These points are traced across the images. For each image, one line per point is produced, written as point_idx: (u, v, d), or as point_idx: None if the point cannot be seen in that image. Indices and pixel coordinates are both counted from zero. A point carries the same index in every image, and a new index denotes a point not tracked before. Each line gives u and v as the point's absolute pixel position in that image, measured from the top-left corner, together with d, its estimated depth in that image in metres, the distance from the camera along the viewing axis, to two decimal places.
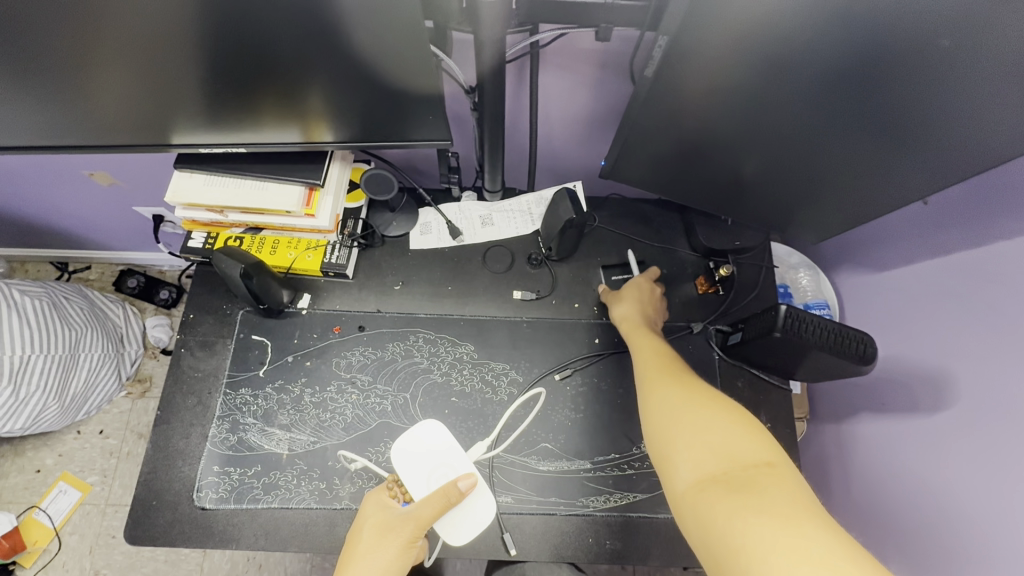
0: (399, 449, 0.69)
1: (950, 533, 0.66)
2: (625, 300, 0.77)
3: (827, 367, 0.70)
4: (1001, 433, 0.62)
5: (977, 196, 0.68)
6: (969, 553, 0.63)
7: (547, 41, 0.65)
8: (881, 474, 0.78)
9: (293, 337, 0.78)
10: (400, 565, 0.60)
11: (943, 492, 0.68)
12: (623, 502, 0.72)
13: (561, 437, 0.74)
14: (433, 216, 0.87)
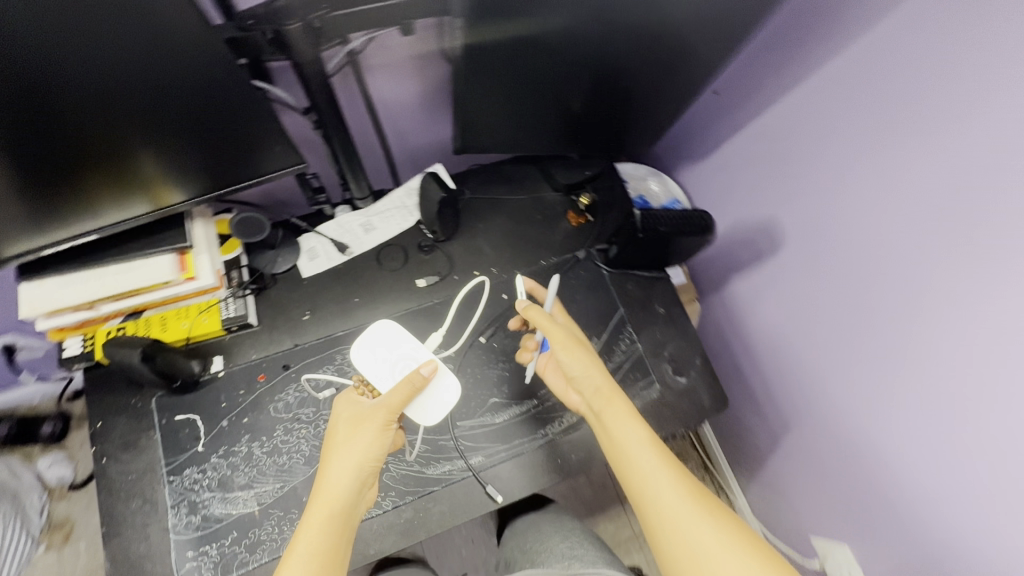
0: (358, 349, 0.72)
1: (801, 335, 0.87)
2: (581, 360, 0.71)
3: (685, 247, 0.85)
4: (801, 251, 0.83)
5: (743, 78, 0.85)
6: (813, 342, 0.85)
7: (360, 47, 0.70)
8: (753, 314, 0.99)
9: (220, 401, 0.77)
10: (379, 451, 0.65)
11: (787, 308, 0.89)
12: (575, 418, 0.82)
13: (505, 387, 0.82)
14: (315, 239, 0.88)
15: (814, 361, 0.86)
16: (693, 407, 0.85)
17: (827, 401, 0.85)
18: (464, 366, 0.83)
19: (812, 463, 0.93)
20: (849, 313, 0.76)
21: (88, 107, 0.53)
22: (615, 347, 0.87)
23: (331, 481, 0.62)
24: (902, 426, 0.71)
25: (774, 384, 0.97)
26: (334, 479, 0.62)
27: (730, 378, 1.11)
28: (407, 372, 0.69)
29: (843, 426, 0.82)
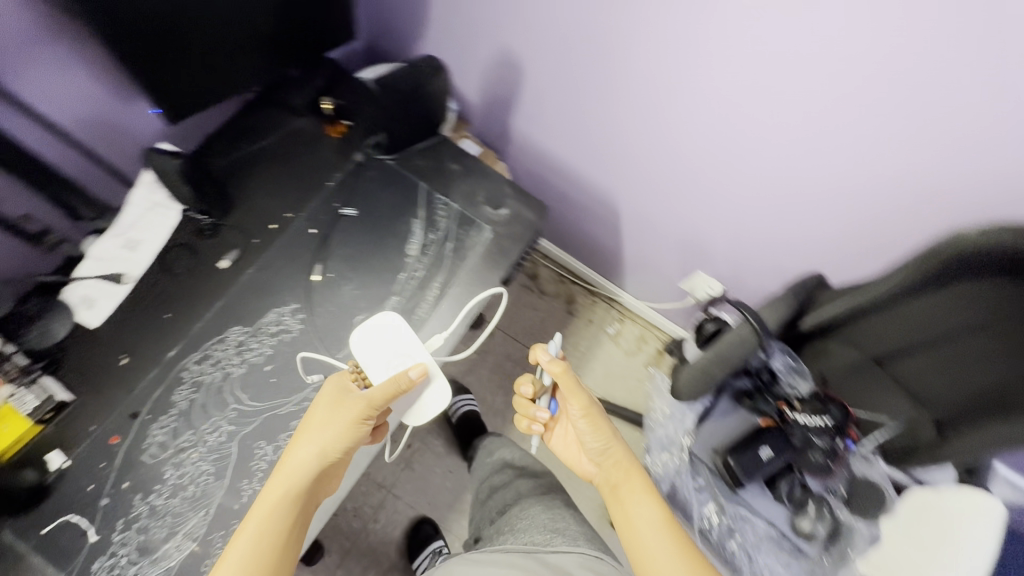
0: (357, 340, 0.80)
1: (568, 126, 1.21)
2: (608, 433, 0.94)
3: (433, 94, 0.96)
4: (531, 70, 1.14)
5: None
6: (576, 124, 1.19)
7: None
8: (536, 135, 1.29)
9: (85, 486, 0.70)
10: (339, 444, 0.71)
11: (549, 114, 1.21)
12: (437, 289, 0.88)
13: (361, 302, 0.85)
14: (81, 288, 0.77)
15: (585, 137, 1.21)
16: (524, 225, 0.94)
17: (608, 156, 1.22)
18: (315, 307, 0.83)
19: (628, 202, 1.32)
20: (581, 83, 1.09)
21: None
22: (435, 218, 0.92)
23: (290, 468, 0.69)
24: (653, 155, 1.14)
25: (578, 171, 1.32)
26: (297, 458, 0.69)
27: (553, 188, 1.43)
28: (399, 369, 0.78)
29: (624, 162, 1.21)
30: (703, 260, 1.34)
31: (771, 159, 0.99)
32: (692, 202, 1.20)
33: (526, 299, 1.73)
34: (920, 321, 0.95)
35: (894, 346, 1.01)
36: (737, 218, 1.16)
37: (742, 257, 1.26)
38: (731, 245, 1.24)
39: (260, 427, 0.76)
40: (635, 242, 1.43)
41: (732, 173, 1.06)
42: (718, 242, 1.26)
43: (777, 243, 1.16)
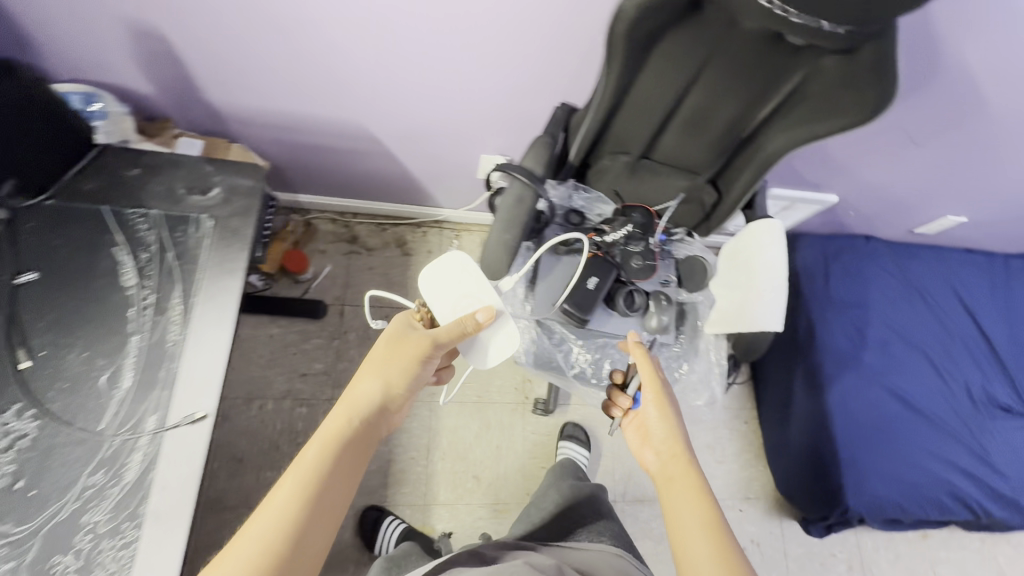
0: (426, 277, 0.96)
1: (272, 75, 1.11)
2: (672, 416, 0.98)
3: (44, 108, 0.90)
4: (189, 33, 1.01)
5: None
6: (277, 70, 1.10)
7: None
8: (246, 102, 1.18)
9: None
10: (400, 381, 0.86)
11: (245, 73, 1.10)
12: (171, 307, 0.92)
13: (95, 362, 0.87)
14: None
15: (297, 79, 1.13)
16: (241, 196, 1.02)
17: (332, 88, 1.15)
18: (47, 396, 0.85)
19: (380, 128, 1.27)
20: (249, 23, 0.99)
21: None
22: (141, 237, 0.96)
23: (353, 402, 0.84)
24: (335, 50, 1.05)
25: (314, 118, 1.24)
26: (358, 391, 0.85)
27: (299, 141, 1.32)
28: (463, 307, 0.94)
29: (349, 87, 1.15)
30: (471, 134, 1.29)
31: (462, 22, 0.99)
32: (410, 79, 1.13)
33: (357, 263, 1.64)
34: (652, 107, 1.02)
35: (649, 139, 1.09)
36: (456, 73, 1.11)
37: (495, 113, 1.22)
38: (476, 106, 1.20)
39: (40, 543, 0.77)
40: (406, 153, 1.36)
41: (437, 56, 1.07)
42: (465, 109, 1.21)
43: (506, 79, 1.12)
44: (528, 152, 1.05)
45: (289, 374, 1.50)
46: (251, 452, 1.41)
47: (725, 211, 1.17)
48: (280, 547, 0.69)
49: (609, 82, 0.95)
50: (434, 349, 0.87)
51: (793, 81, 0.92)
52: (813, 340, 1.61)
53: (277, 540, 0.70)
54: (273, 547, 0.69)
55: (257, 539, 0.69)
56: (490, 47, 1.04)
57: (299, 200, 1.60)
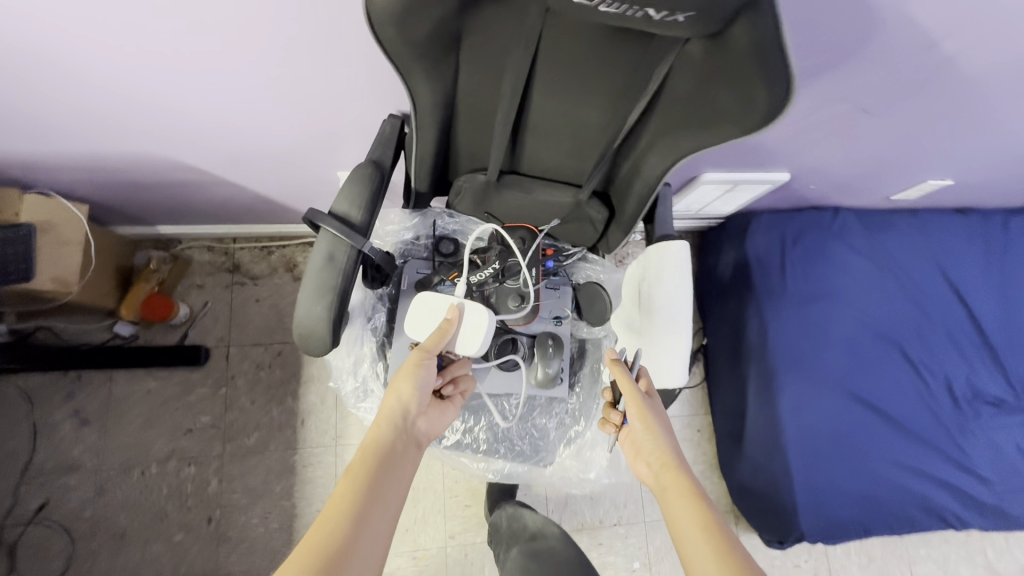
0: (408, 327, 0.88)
1: (29, 112, 0.88)
2: (660, 431, 0.77)
3: None
4: None
5: None
6: (32, 107, 0.87)
7: None
8: (17, 145, 0.96)
9: None
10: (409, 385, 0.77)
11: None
12: None
13: None
14: None
15: (63, 113, 0.90)
16: None
17: (115, 119, 0.92)
18: None
19: (199, 155, 1.04)
20: None
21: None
22: None
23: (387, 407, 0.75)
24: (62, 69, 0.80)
25: (112, 153, 1.01)
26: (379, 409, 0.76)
27: (111, 179, 1.09)
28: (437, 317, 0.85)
29: (136, 116, 0.92)
30: (303, 146, 1.03)
31: (230, 24, 0.74)
32: (183, 91, 0.87)
33: (241, 295, 1.44)
34: (493, 112, 0.78)
35: (505, 151, 0.85)
36: (235, 77, 0.85)
37: (316, 119, 0.96)
38: (287, 112, 0.94)
39: None
40: (241, 174, 1.11)
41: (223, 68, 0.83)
42: (277, 118, 0.95)
43: (300, 75, 0.85)
44: (341, 189, 0.81)
45: (172, 432, 1.36)
46: (133, 524, 1.31)
47: (619, 233, 0.94)
48: (335, 549, 0.61)
49: (418, 91, 0.71)
50: (427, 355, 0.78)
51: (659, 78, 0.68)
52: (766, 343, 1.39)
53: (334, 540, 0.61)
54: (330, 548, 0.60)
55: (312, 537, 0.61)
56: (251, 39, 0.77)
57: (162, 228, 1.39)
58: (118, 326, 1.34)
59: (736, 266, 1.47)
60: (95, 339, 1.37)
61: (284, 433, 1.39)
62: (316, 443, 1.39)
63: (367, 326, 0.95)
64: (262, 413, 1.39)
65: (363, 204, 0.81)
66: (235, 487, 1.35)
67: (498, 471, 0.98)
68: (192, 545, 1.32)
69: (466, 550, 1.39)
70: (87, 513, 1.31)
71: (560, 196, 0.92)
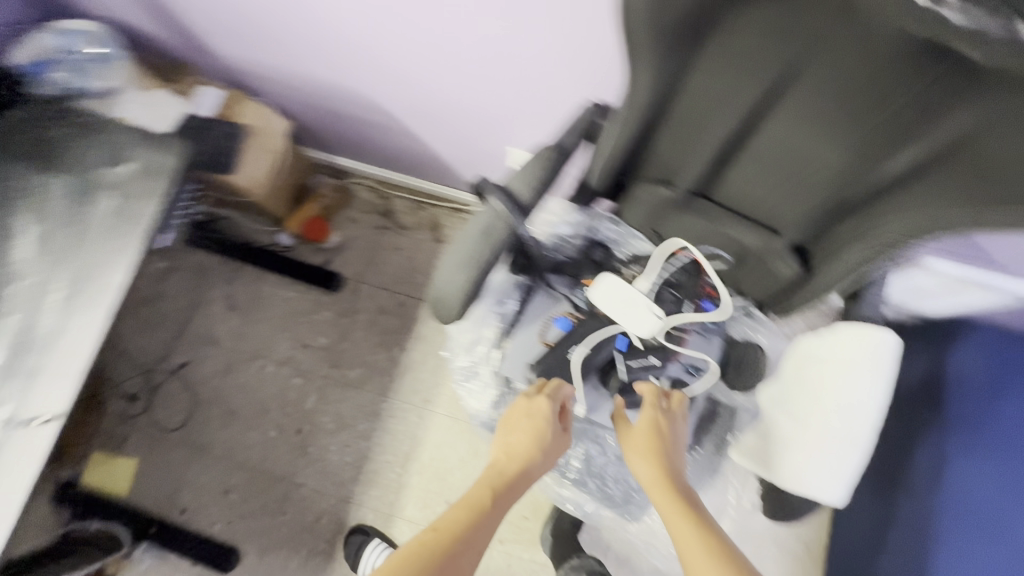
0: (597, 288, 0.84)
1: (274, 33, 1.00)
2: (668, 461, 0.73)
3: None
4: None
5: None
6: (278, 30, 0.99)
7: None
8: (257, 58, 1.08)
9: None
10: (528, 437, 0.77)
11: (248, 27, 1.00)
12: None
13: None
14: None
15: (295, 37, 0.99)
16: None
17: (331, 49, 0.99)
18: None
19: (392, 104, 1.09)
20: None
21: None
22: None
23: (508, 444, 0.77)
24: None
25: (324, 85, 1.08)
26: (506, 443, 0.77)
27: (315, 103, 1.19)
28: (623, 307, 0.82)
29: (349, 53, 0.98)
30: (473, 112, 1.02)
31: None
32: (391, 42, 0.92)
33: (385, 240, 1.52)
34: (714, 120, 0.68)
35: (705, 167, 0.75)
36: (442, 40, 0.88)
37: (504, 101, 0.96)
38: (474, 79, 0.94)
39: None
40: (424, 127, 1.14)
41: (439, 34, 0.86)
42: (458, 80, 0.95)
43: (515, 36, 0.81)
44: (518, 167, 0.78)
45: (294, 342, 1.47)
46: (243, 407, 1.43)
47: (807, 298, 0.78)
48: (451, 555, 0.63)
49: (634, 80, 0.64)
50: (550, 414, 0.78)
51: (955, 132, 0.54)
52: (937, 480, 1.08)
53: (451, 548, 0.63)
54: (449, 555, 0.63)
55: (434, 537, 0.64)
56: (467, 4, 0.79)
57: (359, 167, 1.52)
58: (279, 236, 1.47)
59: (920, 380, 1.20)
60: (258, 240, 1.52)
61: (381, 379, 1.44)
62: (406, 398, 1.42)
63: (495, 308, 0.92)
64: (369, 352, 1.45)
65: (535, 185, 0.77)
66: (327, 411, 1.42)
67: (583, 507, 0.90)
68: (280, 445, 1.41)
69: (509, 560, 1.29)
70: (215, 382, 1.45)
71: (748, 235, 0.79)
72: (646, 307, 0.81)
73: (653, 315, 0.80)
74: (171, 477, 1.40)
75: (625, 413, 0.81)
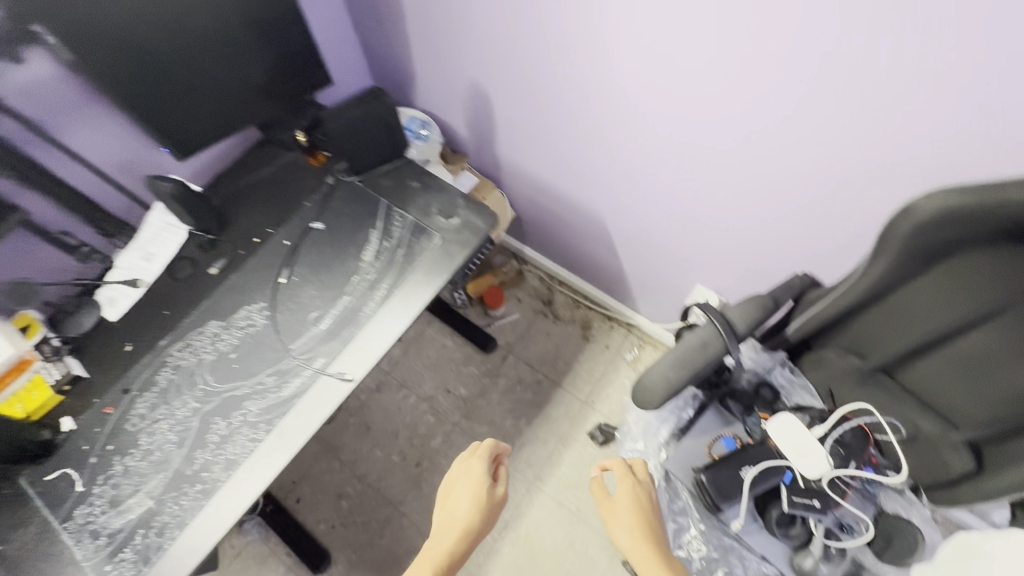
0: (775, 421, 0.95)
1: (543, 149, 1.25)
2: (622, 527, 0.85)
3: (362, 132, 1.02)
4: (502, 107, 1.22)
5: (386, 59, 1.34)
6: (549, 147, 1.23)
7: (29, 107, 0.81)
8: (516, 162, 1.36)
9: (83, 446, 0.85)
10: (473, 494, 0.88)
11: (522, 142, 1.28)
12: (387, 258, 0.99)
13: (325, 283, 0.97)
14: (112, 291, 0.97)
15: (560, 156, 1.24)
16: (470, 232, 1.01)
17: (585, 171, 1.22)
18: (258, 289, 0.97)
19: (613, 222, 1.32)
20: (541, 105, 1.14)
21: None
22: (393, 216, 1.03)
23: (456, 500, 0.88)
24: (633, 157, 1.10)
25: (560, 196, 1.35)
26: (455, 505, 0.88)
27: (540, 207, 1.46)
28: (798, 447, 0.92)
29: (601, 177, 1.21)
30: (690, 242, 1.21)
31: (734, 162, 0.95)
32: (645, 180, 1.13)
33: (539, 323, 1.73)
34: (918, 323, 0.84)
35: (901, 355, 0.90)
36: (695, 188, 1.06)
37: (730, 240, 1.13)
38: (710, 219, 1.11)
39: (212, 391, 0.88)
40: (656, 262, 1.35)
41: (696, 183, 1.05)
42: (693, 216, 1.13)
43: (769, 200, 0.98)
44: (738, 305, 0.97)
45: (438, 385, 1.66)
46: (378, 426, 1.60)
47: (975, 495, 0.84)
48: None
49: (868, 275, 0.82)
50: (488, 475, 0.91)
51: None
52: None
53: None
54: None
55: None
56: (738, 169, 0.96)
57: (540, 261, 1.76)
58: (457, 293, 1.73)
59: None
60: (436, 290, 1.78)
61: (503, 443, 1.56)
62: (520, 468, 1.53)
63: (672, 415, 1.05)
64: (499, 415, 1.60)
65: (750, 323, 0.95)
66: (448, 455, 1.56)
67: None
68: (397, 471, 1.54)
69: None
70: (363, 395, 1.65)
71: (927, 421, 0.91)
72: (819, 453, 0.91)
73: (824, 462, 0.91)
74: (299, 466, 1.56)
75: (597, 488, 0.92)
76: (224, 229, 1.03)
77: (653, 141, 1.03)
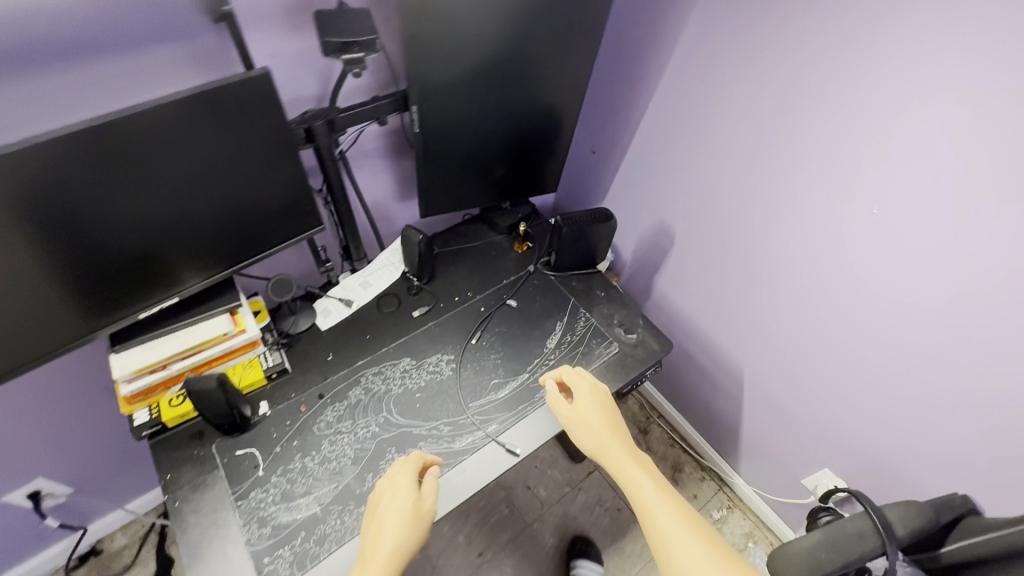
0: None
1: (709, 292, 1.35)
2: (589, 440, 0.88)
3: (580, 238, 1.15)
4: (682, 246, 1.35)
5: (583, 180, 1.54)
6: (715, 293, 1.33)
7: (349, 144, 1.03)
8: (670, 296, 1.47)
9: (271, 432, 0.92)
10: (407, 497, 0.76)
11: (687, 281, 1.39)
12: (568, 351, 1.08)
13: (509, 356, 1.06)
14: (328, 302, 1.11)
15: (724, 302, 1.32)
16: (647, 351, 1.09)
17: (745, 321, 1.29)
18: (450, 342, 1.07)
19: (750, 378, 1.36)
20: (726, 252, 1.25)
21: (76, 178, 0.68)
22: (578, 315, 1.14)
23: (386, 506, 0.76)
24: (832, 342, 1.12)
25: (704, 339, 1.43)
26: (383, 519, 0.74)
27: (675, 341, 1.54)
28: None
29: (758, 331, 1.27)
30: (834, 422, 1.20)
31: (918, 365, 0.97)
32: (809, 347, 1.17)
33: None
34: None
35: None
36: (862, 373, 1.08)
37: (882, 438, 1.11)
38: (867, 410, 1.11)
39: (393, 422, 0.95)
40: (801, 443, 1.32)
41: (868, 368, 1.07)
42: (849, 400, 1.14)
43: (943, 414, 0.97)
44: (899, 504, 0.95)
45: (520, 478, 1.65)
46: None
47: None
48: None
49: None
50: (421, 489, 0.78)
51: None
52: None
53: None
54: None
55: None
56: (918, 374, 0.98)
57: (647, 389, 1.79)
58: None
59: None
60: None
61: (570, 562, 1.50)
62: None
63: None
64: (573, 530, 1.56)
65: (911, 528, 0.92)
66: (513, 555, 1.50)
67: None
68: (459, 553, 1.50)
69: None
70: None
71: None
72: None
73: None
74: None
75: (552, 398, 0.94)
76: (431, 281, 1.17)
77: (857, 334, 1.05)
